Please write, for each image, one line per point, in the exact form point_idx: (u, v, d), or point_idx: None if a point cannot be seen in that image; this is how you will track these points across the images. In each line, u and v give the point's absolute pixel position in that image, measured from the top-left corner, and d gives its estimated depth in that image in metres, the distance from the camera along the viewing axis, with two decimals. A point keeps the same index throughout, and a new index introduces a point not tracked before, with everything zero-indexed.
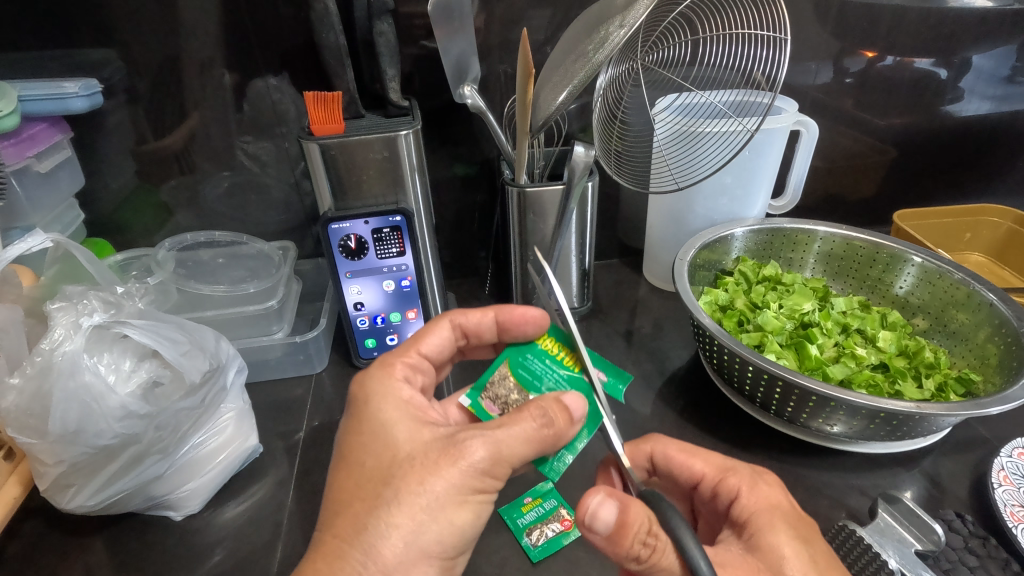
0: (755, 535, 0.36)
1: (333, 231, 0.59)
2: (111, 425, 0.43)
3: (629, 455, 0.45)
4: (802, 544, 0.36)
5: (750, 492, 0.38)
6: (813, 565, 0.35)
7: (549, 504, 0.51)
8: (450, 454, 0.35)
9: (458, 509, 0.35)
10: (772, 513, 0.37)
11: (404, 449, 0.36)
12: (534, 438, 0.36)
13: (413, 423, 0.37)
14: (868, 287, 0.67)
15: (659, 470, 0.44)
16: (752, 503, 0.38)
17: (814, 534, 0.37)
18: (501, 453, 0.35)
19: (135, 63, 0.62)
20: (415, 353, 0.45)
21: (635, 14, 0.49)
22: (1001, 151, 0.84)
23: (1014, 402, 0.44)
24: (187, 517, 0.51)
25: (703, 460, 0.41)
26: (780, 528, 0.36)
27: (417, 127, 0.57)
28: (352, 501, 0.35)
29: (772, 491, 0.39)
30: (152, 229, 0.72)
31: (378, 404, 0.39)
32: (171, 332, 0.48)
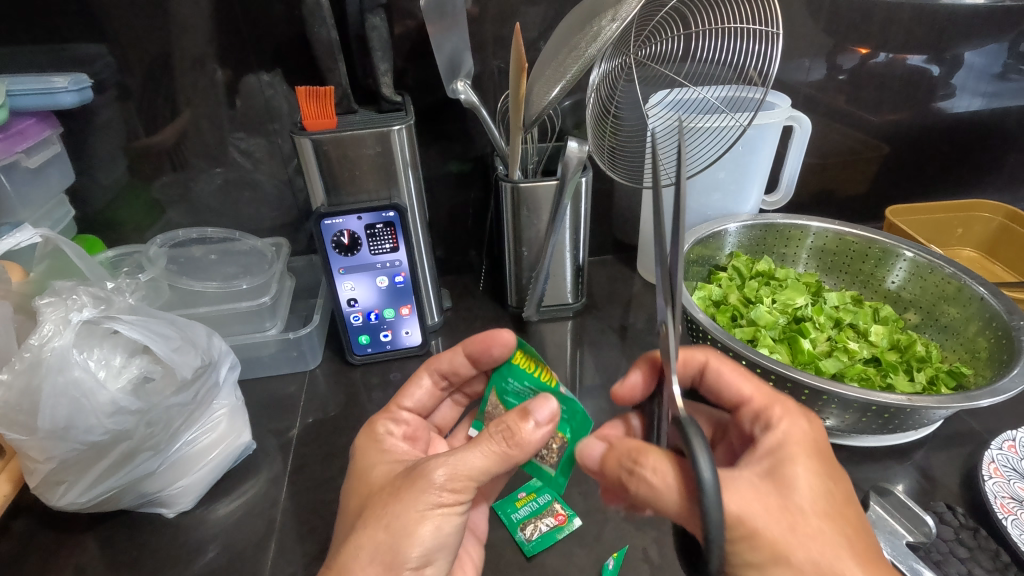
0: (777, 463, 0.35)
1: (326, 227, 0.59)
2: (101, 421, 0.43)
3: (682, 359, 0.46)
4: (823, 479, 0.35)
5: (787, 423, 0.38)
6: (827, 499, 0.34)
7: (544, 499, 0.51)
8: (410, 478, 0.36)
9: (419, 523, 0.35)
10: (801, 447, 0.36)
11: (376, 484, 0.38)
12: (493, 451, 0.36)
13: (387, 464, 0.40)
14: (861, 282, 0.68)
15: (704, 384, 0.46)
16: (785, 433, 0.37)
17: (840, 473, 0.36)
18: (461, 468, 0.36)
19: (125, 58, 0.61)
20: (399, 407, 0.47)
21: (627, 9, 0.49)
22: (993, 147, 0.85)
23: (1005, 394, 0.45)
24: (180, 514, 0.50)
25: (753, 385, 0.42)
26: (804, 462, 0.35)
27: (410, 122, 0.57)
28: (339, 534, 0.37)
29: (809, 427, 0.38)
30: (143, 226, 0.71)
31: (363, 454, 0.42)
32: (162, 328, 0.48)
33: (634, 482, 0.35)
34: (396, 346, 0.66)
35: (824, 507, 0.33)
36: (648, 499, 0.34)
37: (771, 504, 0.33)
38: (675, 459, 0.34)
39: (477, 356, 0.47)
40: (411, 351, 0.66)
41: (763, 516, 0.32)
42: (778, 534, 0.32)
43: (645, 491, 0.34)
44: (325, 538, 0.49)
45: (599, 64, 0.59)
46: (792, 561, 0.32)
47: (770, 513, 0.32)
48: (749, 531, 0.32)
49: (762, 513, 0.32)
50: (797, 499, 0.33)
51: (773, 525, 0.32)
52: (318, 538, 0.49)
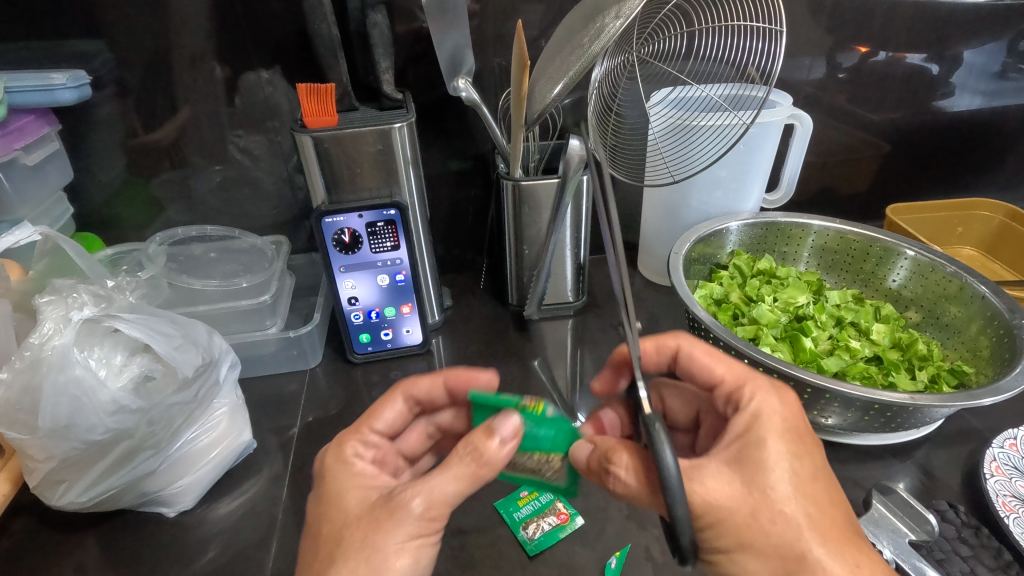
0: (747, 446, 0.36)
1: (326, 224, 0.58)
2: (102, 420, 0.42)
3: (653, 344, 0.46)
4: (790, 460, 0.35)
5: (756, 404, 0.38)
6: (794, 481, 0.34)
7: (546, 497, 0.51)
8: (388, 509, 0.35)
9: (398, 555, 0.34)
10: (770, 429, 0.36)
11: (350, 511, 0.36)
12: (464, 473, 0.36)
13: (361, 489, 0.38)
14: (861, 281, 0.68)
15: (679, 369, 0.46)
16: (755, 413, 0.37)
17: (810, 452, 0.36)
18: (438, 495, 0.35)
19: (124, 55, 0.61)
20: (369, 429, 0.44)
21: (631, 6, 0.49)
22: (991, 146, 0.85)
23: (1007, 393, 0.45)
24: (181, 513, 0.50)
25: (725, 366, 0.42)
26: (773, 445, 0.35)
27: (411, 119, 0.57)
28: (312, 563, 0.35)
29: (780, 405, 0.38)
30: (142, 224, 0.71)
31: (329, 477, 0.39)
32: (163, 326, 0.48)
33: (610, 482, 0.37)
34: (397, 345, 0.66)
35: (790, 490, 0.34)
36: (626, 496, 0.36)
37: (735, 490, 0.34)
38: (641, 453, 0.36)
39: (457, 390, 0.47)
40: (411, 350, 0.66)
41: (727, 503, 0.33)
42: (742, 519, 0.33)
43: (622, 490, 0.36)
44: None
45: (603, 61, 0.58)
46: (754, 545, 0.33)
47: (734, 500, 0.33)
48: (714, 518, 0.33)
49: (726, 500, 0.33)
50: (764, 483, 0.34)
51: (738, 511, 0.33)
52: None
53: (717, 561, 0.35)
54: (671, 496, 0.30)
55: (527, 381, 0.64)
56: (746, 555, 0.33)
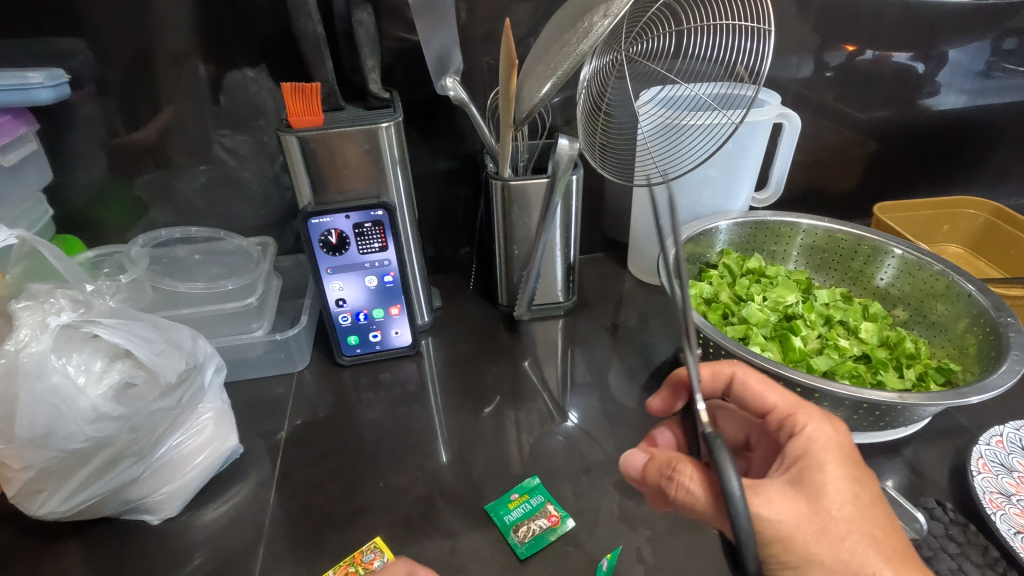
0: (805, 468, 0.37)
1: (313, 226, 0.57)
2: (82, 428, 0.41)
3: (708, 370, 0.45)
4: (850, 483, 0.36)
5: (810, 429, 0.39)
6: (856, 503, 0.35)
7: (536, 500, 0.50)
8: None
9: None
10: (828, 453, 0.37)
11: None
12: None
13: None
14: (850, 279, 0.68)
15: (733, 396, 0.45)
16: (809, 439, 0.38)
17: (868, 476, 0.37)
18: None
19: (105, 53, 0.60)
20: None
21: (619, 4, 0.48)
22: (975, 144, 0.85)
23: (994, 391, 0.45)
24: (165, 521, 0.49)
25: (777, 395, 0.42)
26: (833, 468, 0.36)
27: (398, 119, 0.56)
28: None
29: (834, 433, 0.38)
30: (125, 225, 0.69)
31: None
32: (145, 331, 0.47)
33: (673, 489, 0.37)
34: (386, 346, 0.65)
35: (854, 511, 0.35)
36: (686, 506, 0.37)
37: (800, 509, 0.34)
38: (708, 465, 0.36)
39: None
40: (400, 351, 0.66)
41: (794, 521, 0.34)
42: (810, 536, 0.34)
43: (684, 498, 0.37)
44: (316, 543, 0.48)
45: (591, 59, 0.59)
46: (823, 562, 0.33)
47: (800, 518, 0.34)
48: (782, 535, 0.34)
49: (793, 519, 0.34)
50: (827, 504, 0.35)
51: (804, 530, 0.34)
52: (308, 542, 0.48)
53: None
54: (735, 511, 0.32)
55: (518, 382, 0.64)
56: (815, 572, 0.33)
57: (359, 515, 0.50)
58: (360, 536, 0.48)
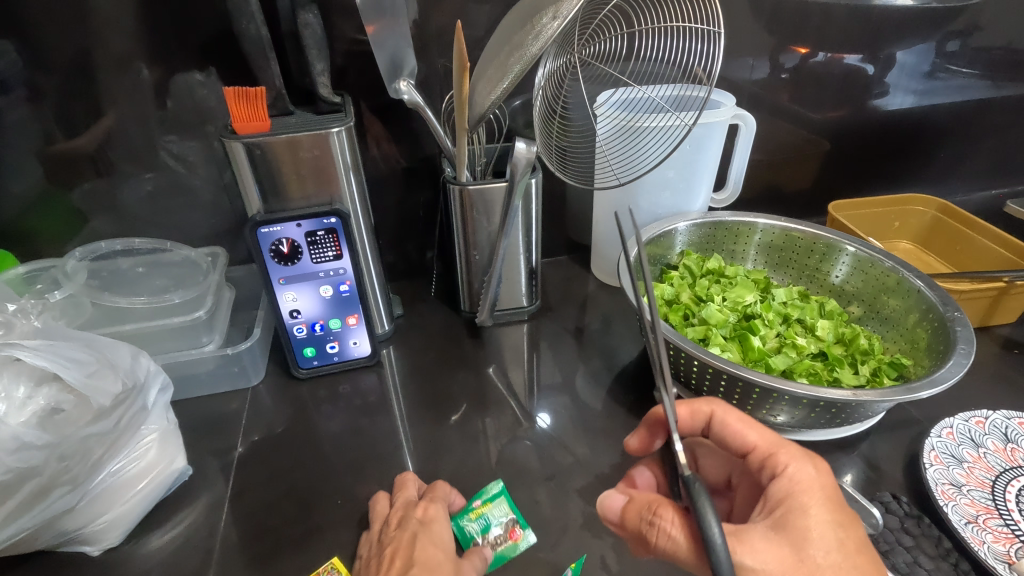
0: (788, 513, 0.37)
1: (263, 235, 0.55)
2: (2, 459, 0.38)
3: (684, 411, 0.44)
4: (834, 528, 0.36)
5: (792, 471, 0.39)
6: (841, 549, 0.36)
7: (496, 512, 0.49)
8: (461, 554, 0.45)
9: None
10: (811, 496, 0.37)
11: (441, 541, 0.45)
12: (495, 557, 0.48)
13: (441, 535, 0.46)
14: (807, 277, 0.69)
15: (712, 436, 0.44)
16: (791, 482, 0.38)
17: (850, 519, 0.37)
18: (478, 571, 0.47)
19: (35, 56, 0.56)
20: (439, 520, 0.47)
21: (568, 5, 0.46)
22: (922, 143, 0.88)
23: (942, 385, 0.46)
24: (107, 551, 0.47)
25: (758, 433, 0.41)
26: (816, 513, 0.37)
27: (349, 123, 0.54)
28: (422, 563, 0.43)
29: (816, 474, 0.39)
30: (63, 237, 0.66)
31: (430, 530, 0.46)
32: (73, 351, 0.44)
33: (654, 534, 0.37)
34: (344, 357, 0.63)
35: (838, 558, 0.35)
36: (667, 552, 0.37)
37: (785, 556, 0.35)
38: (687, 509, 0.37)
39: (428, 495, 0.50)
40: (359, 362, 0.64)
41: (778, 568, 0.34)
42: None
43: (664, 544, 0.37)
44: (268, 567, 0.46)
45: (544, 63, 0.59)
46: None
47: (785, 565, 0.34)
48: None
49: (777, 566, 0.34)
50: (811, 551, 0.35)
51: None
52: (262, 565, 0.46)
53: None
54: (716, 558, 0.33)
55: (481, 389, 0.63)
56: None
57: (317, 534, 0.48)
58: (317, 556, 0.46)
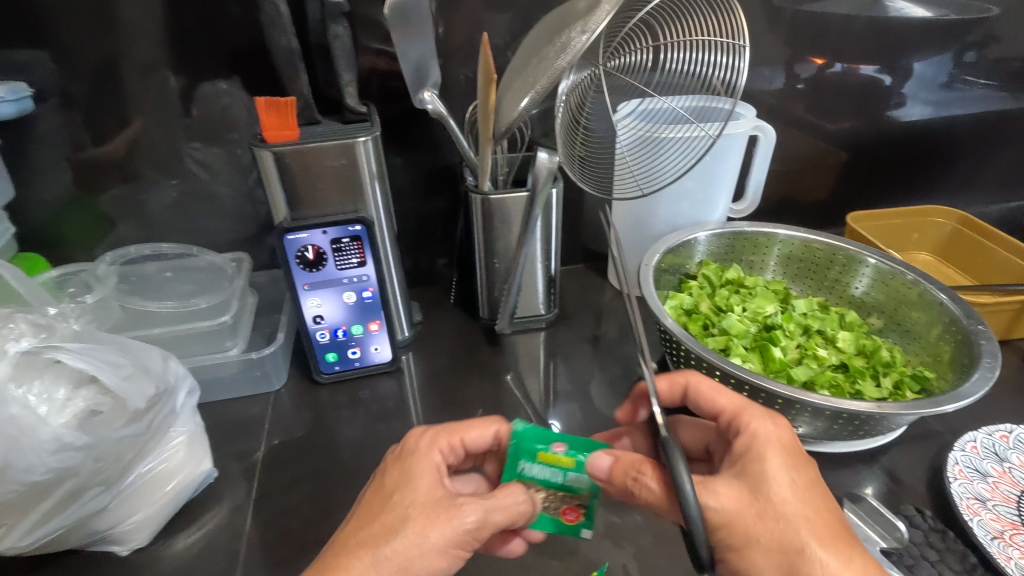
0: (746, 462, 0.38)
1: (289, 241, 0.56)
2: (42, 460, 0.39)
3: (664, 381, 0.46)
4: (789, 470, 0.37)
5: (754, 425, 0.39)
6: (794, 490, 0.36)
7: (571, 483, 0.44)
8: (447, 512, 0.38)
9: (440, 557, 0.37)
10: (768, 445, 0.38)
11: (420, 493, 0.38)
12: (517, 507, 0.40)
13: (433, 482, 0.39)
14: (826, 288, 0.69)
15: (689, 404, 0.46)
16: (750, 434, 0.39)
17: (806, 463, 0.38)
18: (492, 522, 0.38)
19: (68, 65, 0.58)
20: (457, 440, 0.44)
21: (596, 19, 0.47)
22: (940, 154, 0.88)
23: (967, 400, 0.46)
24: (134, 551, 0.47)
25: (726, 398, 0.42)
26: (773, 459, 0.37)
27: (376, 133, 0.55)
28: (377, 516, 0.38)
29: (776, 427, 0.39)
30: (90, 242, 0.67)
31: (417, 474, 0.40)
32: (110, 355, 0.45)
33: (638, 489, 0.39)
34: (365, 363, 0.64)
35: (792, 496, 0.36)
36: (653, 504, 0.39)
37: (740, 495, 0.36)
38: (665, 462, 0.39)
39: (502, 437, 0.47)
40: (379, 368, 0.65)
41: (736, 507, 0.36)
42: (748, 520, 0.35)
43: (648, 498, 0.39)
44: (292, 570, 0.46)
45: (570, 75, 0.59)
46: (761, 542, 0.35)
47: (740, 505, 0.36)
48: (723, 520, 0.35)
49: (733, 505, 0.36)
50: (766, 491, 0.36)
51: (743, 513, 0.35)
52: (286, 569, 0.46)
53: (729, 560, 0.36)
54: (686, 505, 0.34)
55: (499, 396, 0.63)
56: (753, 552, 0.35)
57: None
58: None
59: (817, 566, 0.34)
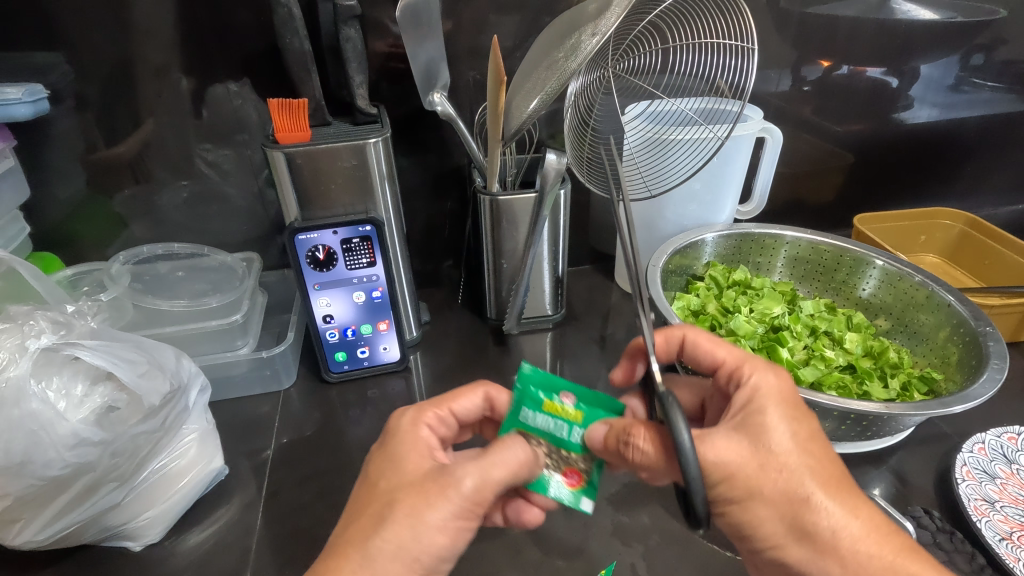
0: (748, 416, 0.37)
1: (299, 241, 0.57)
2: (61, 455, 0.40)
3: (661, 336, 0.47)
4: (790, 422, 0.37)
5: (756, 378, 0.39)
6: (795, 441, 0.36)
7: (575, 440, 0.40)
8: (440, 484, 0.35)
9: (440, 533, 0.34)
10: (769, 398, 0.38)
11: (407, 474, 0.36)
12: (516, 461, 0.37)
13: (419, 458, 0.38)
14: (833, 289, 0.69)
15: (686, 358, 0.46)
16: (751, 387, 0.38)
17: (806, 415, 0.38)
18: (490, 480, 0.35)
19: (83, 68, 0.59)
20: (445, 412, 0.44)
21: (606, 23, 0.47)
22: (947, 156, 0.88)
23: (975, 401, 0.46)
24: (147, 547, 0.48)
25: (727, 350, 0.43)
26: (774, 411, 0.37)
27: (386, 134, 0.56)
28: (363, 510, 0.35)
29: (777, 379, 0.39)
30: (103, 242, 0.68)
31: (404, 454, 0.38)
32: (127, 352, 0.46)
33: (630, 453, 0.37)
34: (374, 362, 0.65)
35: (793, 448, 0.36)
36: (645, 468, 0.37)
37: (743, 449, 0.35)
38: (660, 422, 0.36)
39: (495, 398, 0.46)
40: (388, 367, 0.65)
41: (740, 460, 0.35)
42: (752, 473, 0.35)
43: (640, 460, 0.36)
44: (302, 566, 0.47)
45: (576, 77, 0.59)
46: (763, 493, 0.35)
47: (743, 458, 0.35)
48: (726, 474, 0.35)
49: (737, 460, 0.35)
50: (768, 444, 0.36)
51: (747, 467, 0.35)
52: (297, 565, 0.47)
53: (729, 512, 0.36)
54: (685, 463, 0.31)
55: None
56: (756, 504, 0.35)
57: None
58: None
59: (821, 514, 0.35)
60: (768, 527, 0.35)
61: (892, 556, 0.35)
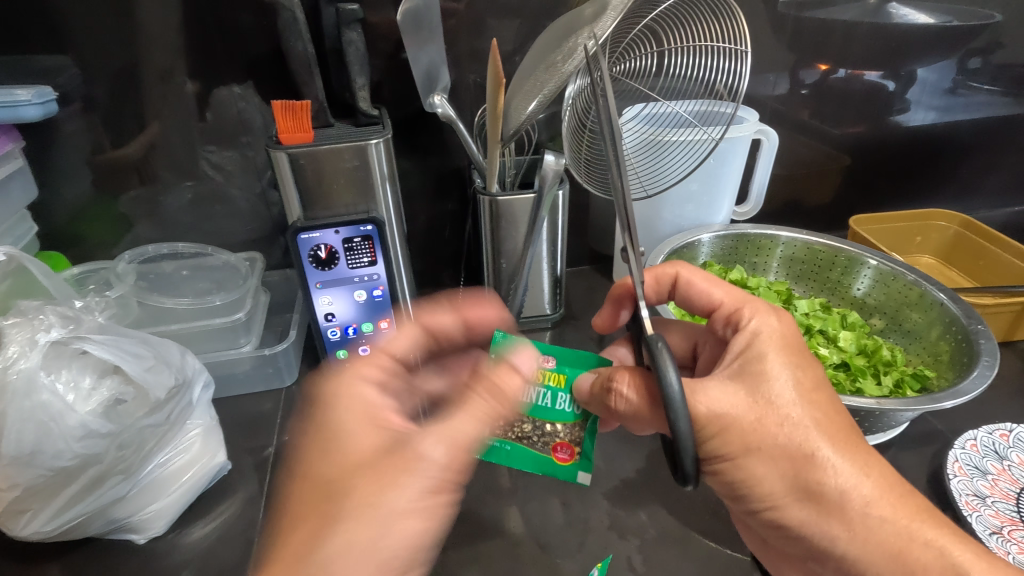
0: (747, 363, 0.38)
1: (302, 241, 0.58)
2: (71, 446, 0.41)
3: (653, 277, 0.50)
4: (791, 370, 0.38)
5: (756, 321, 0.41)
6: (797, 390, 0.37)
7: (557, 409, 0.44)
8: (405, 460, 0.35)
9: (406, 518, 0.34)
10: (771, 344, 0.39)
11: (356, 457, 0.36)
12: (485, 413, 0.38)
13: (370, 428, 0.38)
14: (828, 290, 0.70)
15: (678, 295, 0.49)
16: (751, 332, 0.40)
17: (811, 364, 0.39)
18: (457, 443, 0.37)
19: (91, 71, 0.60)
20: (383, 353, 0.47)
21: (603, 26, 0.50)
22: (944, 159, 0.89)
23: (966, 396, 0.47)
24: (151, 540, 0.49)
25: (724, 290, 0.45)
26: (774, 359, 0.38)
27: (387, 135, 0.57)
28: (307, 513, 0.34)
29: (778, 323, 0.41)
30: (109, 242, 0.69)
31: (349, 430, 0.38)
32: (134, 347, 0.47)
33: (614, 399, 0.39)
34: None
35: (794, 397, 0.37)
36: (630, 414, 0.39)
37: (740, 400, 0.36)
38: (646, 370, 0.38)
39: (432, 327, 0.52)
40: None
41: (738, 410, 0.36)
42: (749, 425, 0.36)
43: (625, 408, 0.38)
44: None
45: (575, 79, 0.61)
46: (762, 448, 0.36)
47: (742, 409, 0.36)
48: (721, 426, 0.36)
49: (732, 410, 0.36)
50: (768, 392, 0.37)
51: (745, 418, 0.36)
52: None
53: (724, 469, 0.37)
54: (674, 413, 0.33)
55: None
56: (752, 459, 0.36)
57: None
58: None
59: (828, 473, 0.35)
60: (767, 485, 0.37)
61: (908, 519, 0.35)
